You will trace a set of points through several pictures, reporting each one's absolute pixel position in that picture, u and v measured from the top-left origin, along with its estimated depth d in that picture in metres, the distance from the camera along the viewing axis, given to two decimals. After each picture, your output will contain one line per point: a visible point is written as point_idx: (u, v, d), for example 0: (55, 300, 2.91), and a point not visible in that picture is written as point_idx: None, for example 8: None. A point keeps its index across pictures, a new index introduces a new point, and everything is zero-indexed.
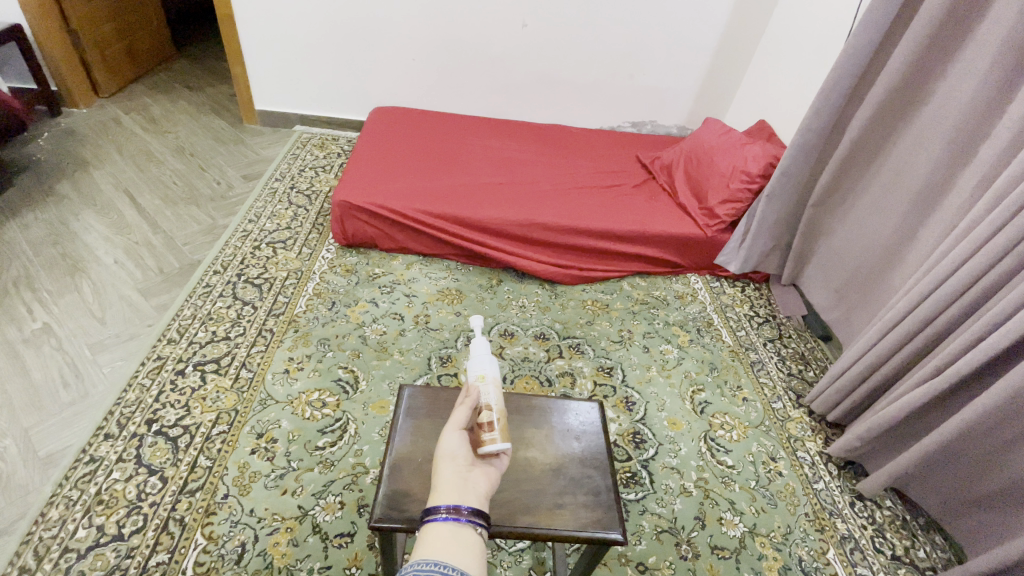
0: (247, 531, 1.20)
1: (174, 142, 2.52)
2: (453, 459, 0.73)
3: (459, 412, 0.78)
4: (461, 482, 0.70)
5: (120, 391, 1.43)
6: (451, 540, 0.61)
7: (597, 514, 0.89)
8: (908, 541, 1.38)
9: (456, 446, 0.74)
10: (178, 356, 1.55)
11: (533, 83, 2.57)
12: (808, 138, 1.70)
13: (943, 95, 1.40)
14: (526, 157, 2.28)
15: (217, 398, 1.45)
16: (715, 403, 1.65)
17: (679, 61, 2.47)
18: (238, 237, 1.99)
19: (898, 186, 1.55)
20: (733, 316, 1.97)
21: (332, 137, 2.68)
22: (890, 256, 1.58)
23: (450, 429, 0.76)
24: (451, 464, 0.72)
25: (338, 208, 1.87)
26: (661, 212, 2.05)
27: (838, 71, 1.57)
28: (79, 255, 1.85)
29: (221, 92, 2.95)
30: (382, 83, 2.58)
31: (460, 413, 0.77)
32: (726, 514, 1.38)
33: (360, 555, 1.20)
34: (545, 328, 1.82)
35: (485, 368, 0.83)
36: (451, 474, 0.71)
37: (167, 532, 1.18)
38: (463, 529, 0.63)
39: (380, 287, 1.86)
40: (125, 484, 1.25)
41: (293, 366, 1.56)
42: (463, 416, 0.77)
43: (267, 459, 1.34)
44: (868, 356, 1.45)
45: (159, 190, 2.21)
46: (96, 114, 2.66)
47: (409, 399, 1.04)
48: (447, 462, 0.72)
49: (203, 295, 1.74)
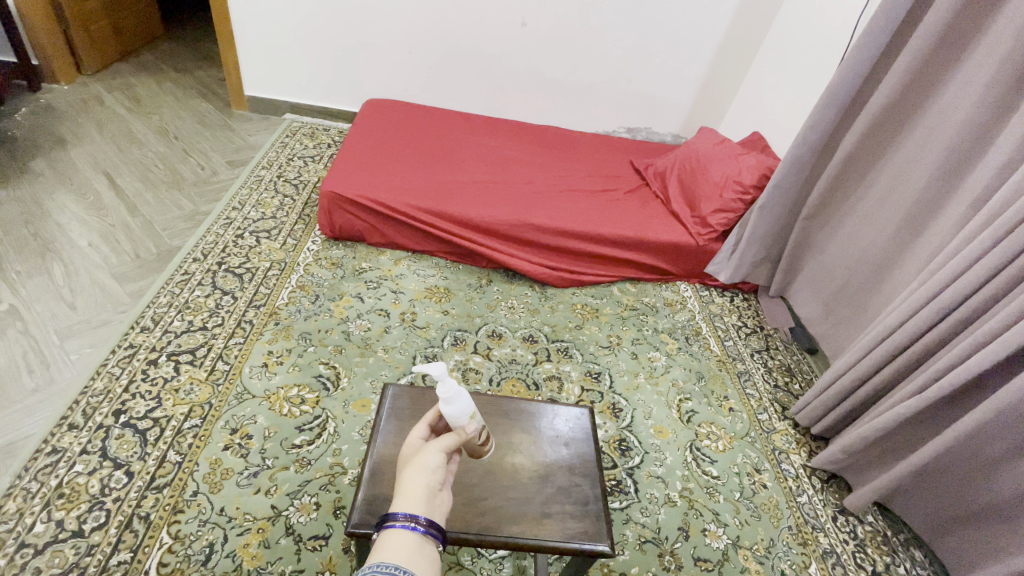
0: (216, 531, 1.15)
1: (158, 125, 2.44)
2: (430, 472, 0.68)
3: (450, 438, 0.72)
4: (424, 490, 0.66)
5: (87, 379, 1.37)
6: (408, 550, 0.58)
7: (585, 525, 0.86)
8: (889, 557, 1.38)
9: (438, 461, 0.69)
10: (152, 345, 1.48)
11: (530, 83, 2.55)
12: (803, 151, 1.71)
13: (937, 113, 1.41)
14: (521, 158, 2.26)
15: (191, 391, 1.39)
16: (701, 412, 1.64)
17: (675, 69, 2.47)
18: (220, 224, 1.92)
19: (887, 202, 1.56)
20: (722, 325, 1.97)
21: (323, 127, 2.61)
22: (879, 272, 1.60)
23: (437, 448, 0.70)
24: (426, 476, 0.67)
25: (326, 199, 1.82)
26: (655, 219, 2.04)
27: (835, 87, 1.58)
28: (51, 236, 1.78)
29: (209, 76, 2.87)
30: (377, 75, 2.54)
31: (450, 438, 0.72)
32: (710, 525, 1.36)
33: (335, 559, 1.15)
34: (534, 330, 1.79)
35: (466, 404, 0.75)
36: (423, 485, 0.66)
37: (130, 530, 1.12)
38: (425, 542, 0.61)
39: (366, 282, 1.81)
40: (89, 477, 1.19)
41: (272, 360, 1.51)
42: (453, 440, 0.72)
43: (241, 456, 1.28)
44: (853, 371, 1.45)
45: (139, 172, 2.14)
46: (78, 91, 2.56)
47: (392, 399, 0.99)
48: (422, 472, 0.67)
49: (181, 282, 1.68)
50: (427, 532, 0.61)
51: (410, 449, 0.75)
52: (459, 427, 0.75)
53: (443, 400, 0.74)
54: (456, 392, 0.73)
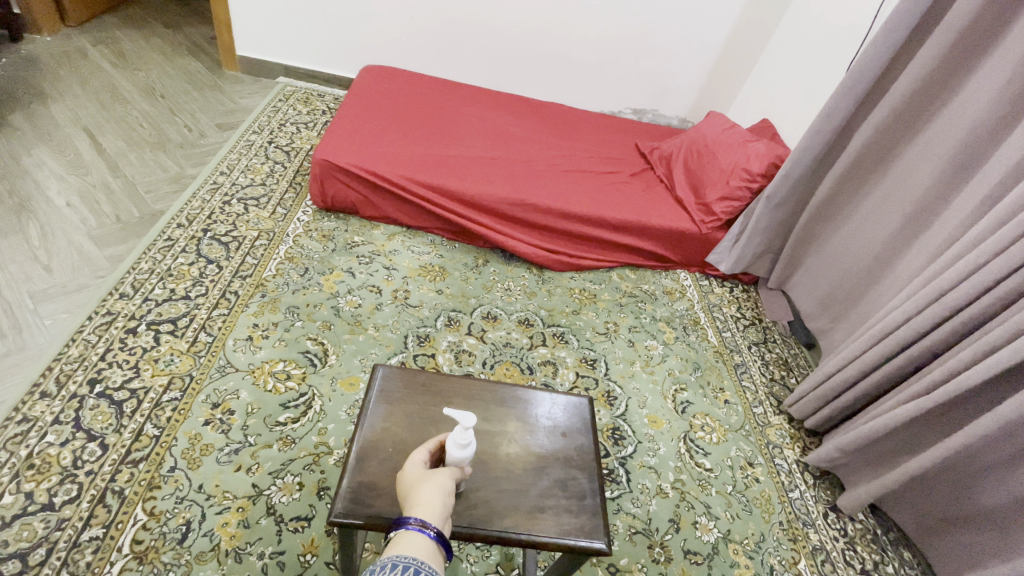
0: (194, 508, 1.11)
1: (144, 82, 2.32)
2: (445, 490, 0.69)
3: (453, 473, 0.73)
4: (443, 506, 0.66)
5: (61, 346, 1.30)
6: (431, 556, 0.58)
7: (581, 521, 0.82)
8: (877, 556, 1.37)
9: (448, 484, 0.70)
10: (131, 313, 1.42)
11: (535, 57, 2.45)
12: (815, 140, 1.65)
13: (956, 106, 1.35)
14: (523, 134, 2.18)
15: (171, 362, 1.33)
16: (696, 403, 1.61)
17: (685, 50, 2.39)
18: (207, 189, 1.84)
19: (896, 197, 1.52)
20: (720, 316, 1.93)
21: (318, 93, 2.50)
22: (883, 269, 1.56)
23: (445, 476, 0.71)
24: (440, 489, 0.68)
25: (318, 167, 1.74)
26: (658, 205, 1.98)
27: (854, 73, 1.52)
28: (27, 193, 1.69)
29: (199, 33, 2.73)
30: (376, 40, 2.43)
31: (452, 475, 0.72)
32: (701, 518, 1.34)
33: (317, 541, 1.12)
34: (529, 313, 1.74)
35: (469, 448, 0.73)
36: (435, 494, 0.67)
37: (103, 505, 1.08)
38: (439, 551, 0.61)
39: (358, 256, 1.75)
40: (60, 448, 1.14)
41: (257, 334, 1.45)
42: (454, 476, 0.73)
43: (222, 432, 1.23)
44: (853, 369, 1.42)
45: (123, 131, 2.04)
46: (59, 43, 2.43)
47: (381, 380, 0.94)
48: (437, 487, 0.69)
49: (164, 248, 1.61)
50: (440, 544, 0.61)
51: (414, 465, 0.73)
52: (456, 463, 0.74)
53: (452, 442, 0.73)
54: (470, 442, 0.73)
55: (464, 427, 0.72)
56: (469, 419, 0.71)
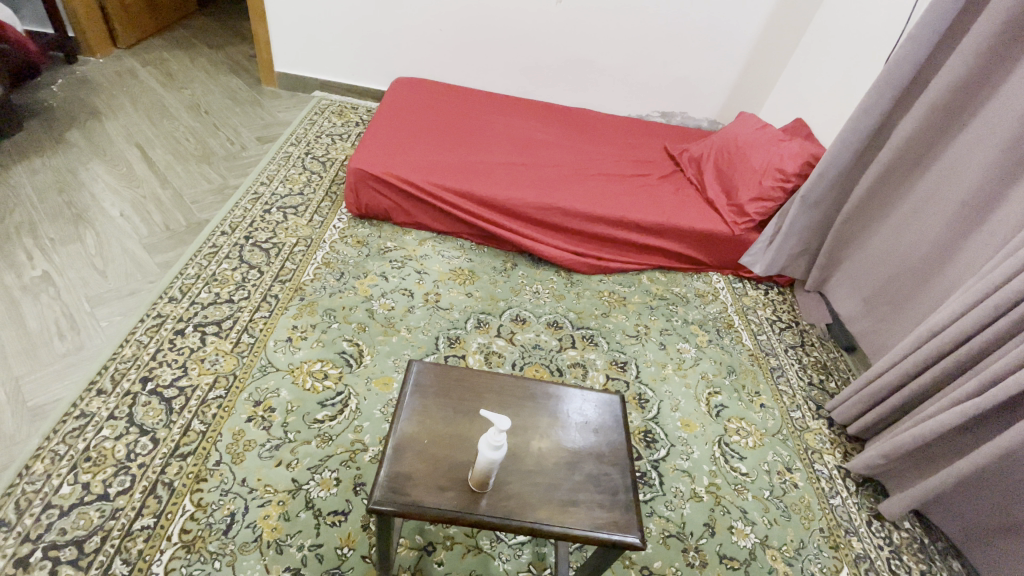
0: (237, 501, 1.15)
1: (190, 99, 2.45)
2: None
3: None
4: None
5: (116, 346, 1.38)
6: None
7: (614, 515, 0.82)
8: (925, 566, 1.31)
9: None
10: (179, 315, 1.49)
11: (563, 64, 2.48)
12: (852, 138, 1.62)
13: (1003, 98, 1.31)
14: (551, 139, 2.20)
15: (216, 361, 1.40)
16: (731, 407, 1.58)
17: (715, 51, 2.38)
18: (248, 198, 1.93)
19: (942, 194, 1.47)
20: (755, 319, 1.89)
21: (351, 105, 2.59)
22: (931, 268, 1.51)
23: None
24: None
25: (353, 175, 1.80)
26: (688, 206, 1.97)
27: (892, 68, 1.49)
28: (84, 205, 1.80)
29: (240, 52, 2.87)
30: (407, 53, 2.50)
31: None
32: (737, 523, 1.31)
33: (353, 535, 1.14)
34: (558, 316, 1.75)
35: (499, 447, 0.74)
36: None
37: (154, 495, 1.13)
38: None
39: (391, 261, 1.79)
40: (115, 442, 1.20)
41: (296, 335, 1.50)
42: None
43: (264, 428, 1.28)
44: (897, 371, 1.37)
45: (171, 145, 2.16)
46: (114, 65, 2.59)
47: (417, 374, 0.96)
48: None
49: (209, 255, 1.69)
50: None
51: None
52: (486, 463, 0.75)
53: (484, 442, 0.74)
54: (502, 445, 0.74)
55: (498, 430, 0.73)
56: (504, 423, 0.72)
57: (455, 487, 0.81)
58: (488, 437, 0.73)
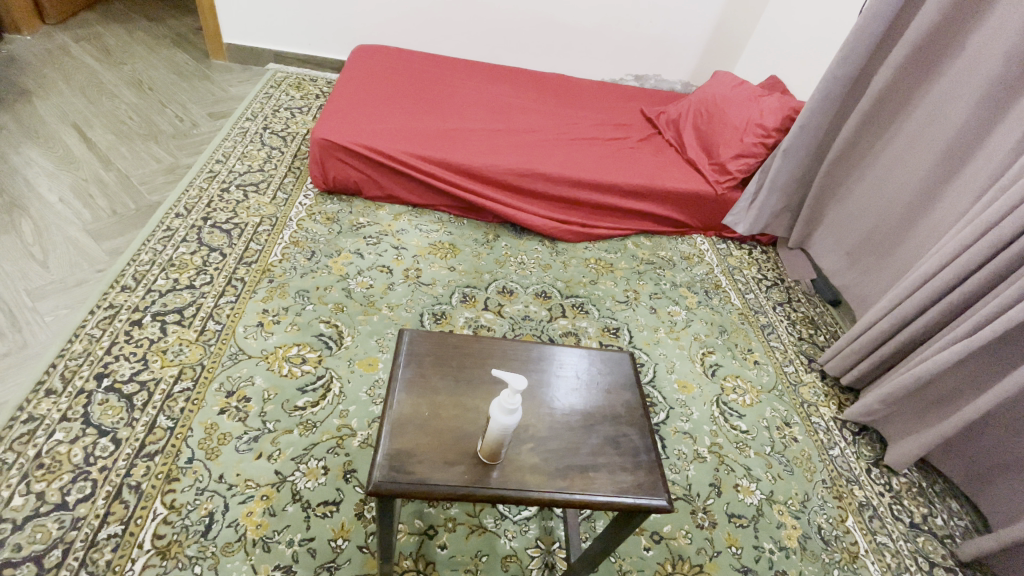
0: (215, 499, 1.05)
1: (131, 76, 2.25)
2: None
3: None
4: None
5: (65, 341, 1.24)
6: None
7: (637, 477, 0.77)
8: (926, 508, 1.32)
9: None
10: (135, 305, 1.36)
11: (532, 25, 2.37)
12: (833, 87, 1.59)
13: (986, 34, 1.28)
14: (525, 104, 2.11)
15: (180, 352, 1.28)
16: (725, 366, 1.56)
17: (687, 9, 2.31)
18: (203, 177, 1.77)
19: (925, 139, 1.45)
20: (742, 278, 1.87)
21: (310, 78, 2.43)
22: (916, 215, 1.50)
23: None
24: None
25: (318, 147, 1.68)
26: (669, 167, 1.92)
27: (872, 10, 1.45)
28: (17, 192, 1.62)
29: (183, 25, 2.65)
30: (367, 18, 2.34)
31: None
32: (742, 480, 1.29)
33: (348, 525, 1.07)
34: (546, 286, 1.68)
35: (513, 410, 0.67)
36: None
37: (120, 500, 1.02)
38: None
39: (365, 237, 1.69)
40: (71, 446, 1.08)
41: (268, 319, 1.39)
42: None
43: (239, 420, 1.18)
44: (889, 318, 1.37)
45: (113, 125, 1.97)
46: (41, 41, 2.35)
47: (409, 344, 0.87)
48: None
49: (164, 239, 1.54)
50: None
51: None
52: (500, 431, 0.68)
53: (497, 406, 0.68)
54: (517, 408, 0.68)
55: (512, 391, 0.67)
56: (520, 383, 0.65)
57: (463, 461, 0.74)
58: (500, 398, 0.67)
